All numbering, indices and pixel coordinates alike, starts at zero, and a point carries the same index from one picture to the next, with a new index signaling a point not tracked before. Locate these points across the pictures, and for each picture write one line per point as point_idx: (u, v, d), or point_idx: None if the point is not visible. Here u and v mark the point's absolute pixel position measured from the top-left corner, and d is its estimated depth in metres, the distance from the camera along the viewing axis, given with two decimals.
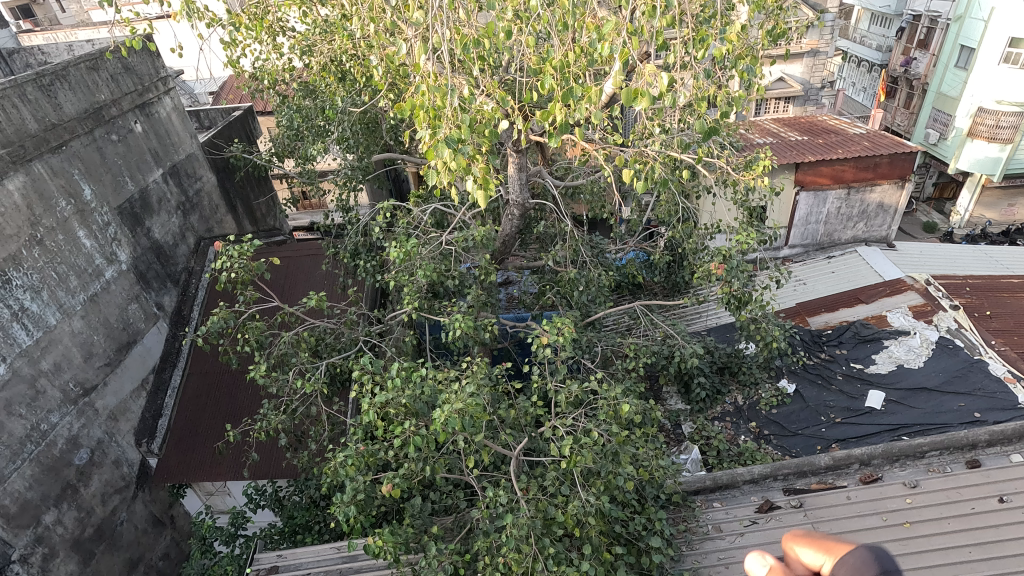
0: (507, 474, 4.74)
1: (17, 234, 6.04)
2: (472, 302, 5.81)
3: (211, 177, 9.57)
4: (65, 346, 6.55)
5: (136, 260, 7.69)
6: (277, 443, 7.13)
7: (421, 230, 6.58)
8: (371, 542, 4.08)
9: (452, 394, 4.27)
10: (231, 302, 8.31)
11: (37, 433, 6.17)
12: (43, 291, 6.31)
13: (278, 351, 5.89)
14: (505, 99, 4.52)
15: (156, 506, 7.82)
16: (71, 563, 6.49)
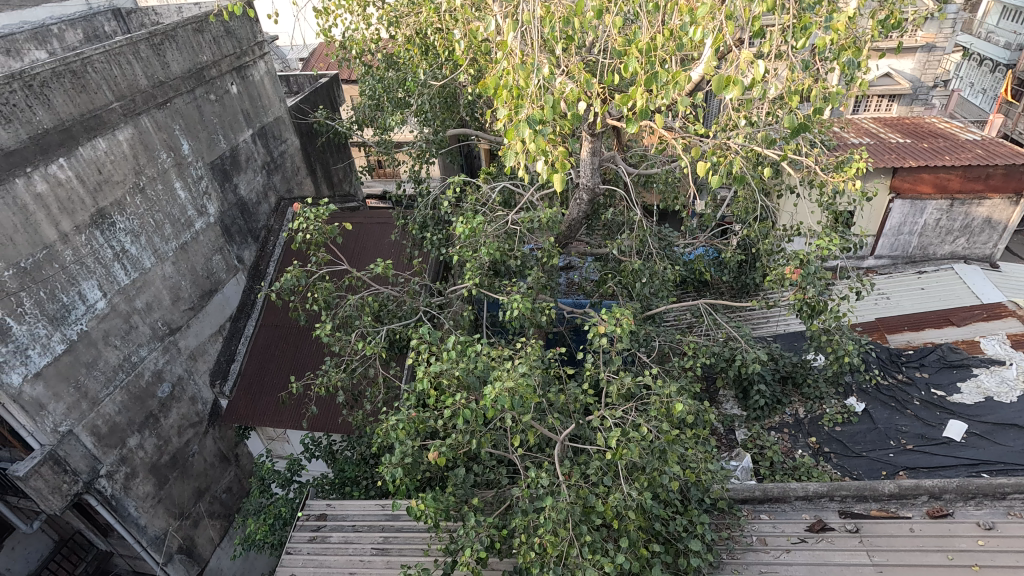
0: (551, 457, 4.78)
1: (123, 181, 6.59)
2: (532, 284, 5.81)
3: (295, 141, 10.02)
4: (156, 288, 7.13)
5: (223, 215, 8.20)
6: (334, 400, 7.45)
7: (489, 207, 6.61)
8: (415, 505, 4.25)
9: (505, 372, 4.31)
10: (304, 261, 8.74)
11: (128, 364, 6.78)
12: (141, 236, 6.86)
13: (343, 313, 6.16)
14: (588, 80, 4.41)
15: (224, 444, 8.46)
16: (148, 485, 7.15)
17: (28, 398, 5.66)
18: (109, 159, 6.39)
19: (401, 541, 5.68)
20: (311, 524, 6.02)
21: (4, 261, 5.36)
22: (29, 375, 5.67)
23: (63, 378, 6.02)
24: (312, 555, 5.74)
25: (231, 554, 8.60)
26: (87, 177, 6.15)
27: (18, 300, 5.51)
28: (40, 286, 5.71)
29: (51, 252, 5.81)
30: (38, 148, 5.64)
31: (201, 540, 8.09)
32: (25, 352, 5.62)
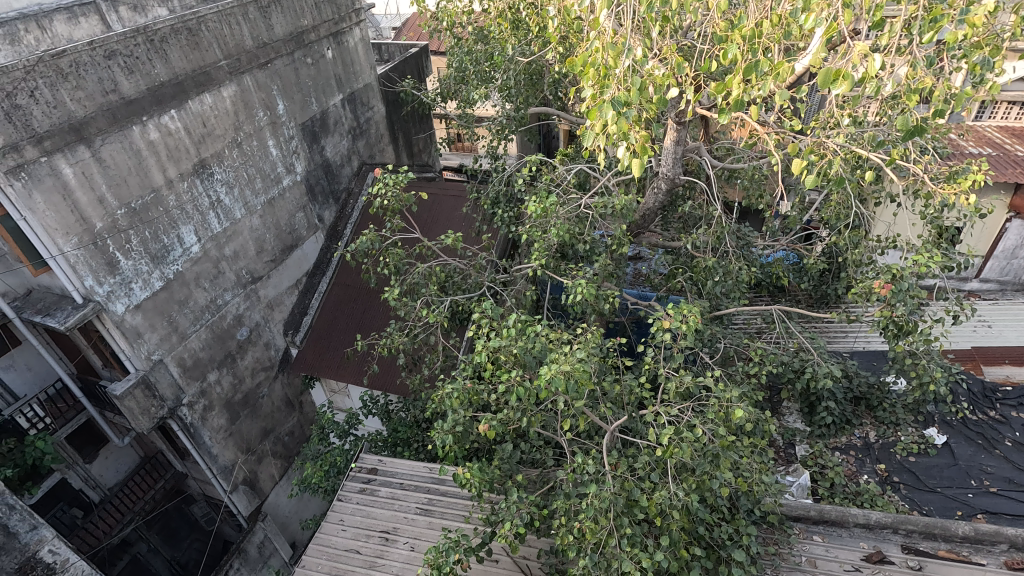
0: (599, 446, 4.76)
1: (223, 135, 7.04)
2: (599, 271, 5.71)
3: (381, 108, 10.30)
4: (244, 238, 7.62)
5: (309, 174, 8.60)
6: (395, 362, 7.83)
7: (563, 189, 6.54)
8: (462, 473, 4.37)
9: (562, 355, 4.31)
10: (379, 226, 9.05)
11: (214, 306, 7.33)
12: (235, 188, 7.32)
13: (410, 280, 6.35)
14: (681, 65, 4.22)
15: (291, 390, 9.03)
16: (222, 418, 7.76)
17: (128, 326, 6.26)
18: (213, 114, 6.83)
19: (444, 505, 5.89)
20: (363, 476, 6.35)
21: (118, 201, 5.90)
22: (131, 306, 6.26)
23: (158, 312, 6.59)
24: (360, 505, 6.08)
25: (288, 493, 9.24)
26: (193, 128, 6.61)
27: (127, 237, 6.06)
28: (145, 226, 6.25)
29: (157, 196, 6.33)
30: (154, 99, 6.11)
31: (264, 475, 8.74)
32: (129, 284, 6.19)
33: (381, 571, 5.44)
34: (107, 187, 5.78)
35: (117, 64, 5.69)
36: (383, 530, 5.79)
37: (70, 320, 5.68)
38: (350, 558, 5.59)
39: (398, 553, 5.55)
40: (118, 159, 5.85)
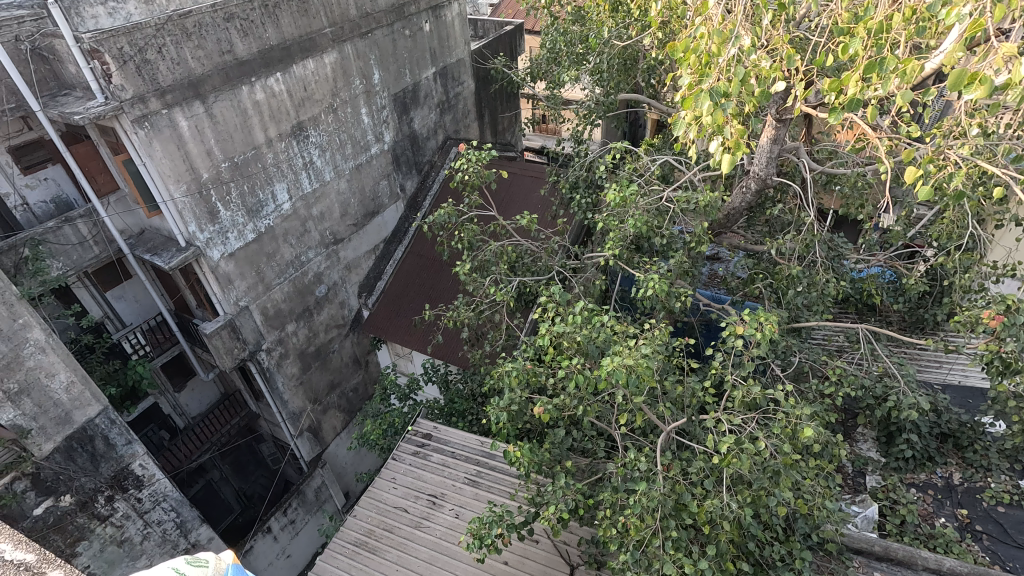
0: (653, 444, 4.68)
1: (321, 100, 7.36)
2: (673, 267, 5.53)
3: (471, 84, 10.39)
4: (331, 200, 7.99)
5: (396, 144, 8.85)
6: (458, 335, 8.04)
7: (645, 180, 6.35)
8: (513, 452, 4.43)
9: (626, 348, 4.23)
10: (457, 200, 9.21)
11: (298, 262, 7.77)
12: (327, 151, 7.67)
13: (482, 257, 6.43)
14: (791, 57, 3.95)
15: (359, 350, 9.47)
16: (295, 367, 8.28)
17: (222, 272, 6.77)
18: (314, 79, 7.15)
19: (491, 479, 6.01)
20: (418, 440, 6.60)
21: (223, 155, 6.34)
22: (226, 253, 6.76)
23: (249, 262, 7.08)
24: (412, 467, 6.33)
25: (347, 445, 9.76)
26: (295, 92, 6.96)
27: (228, 189, 6.52)
28: (244, 181, 6.68)
29: (257, 153, 6.74)
30: (263, 62, 6.48)
31: (327, 425, 9.27)
32: (226, 234, 6.68)
33: (426, 532, 5.66)
34: (215, 141, 6.23)
35: (233, 27, 6.08)
36: (431, 494, 6.01)
37: (174, 260, 6.23)
38: (398, 515, 5.86)
39: (442, 518, 5.75)
40: (227, 116, 6.27)
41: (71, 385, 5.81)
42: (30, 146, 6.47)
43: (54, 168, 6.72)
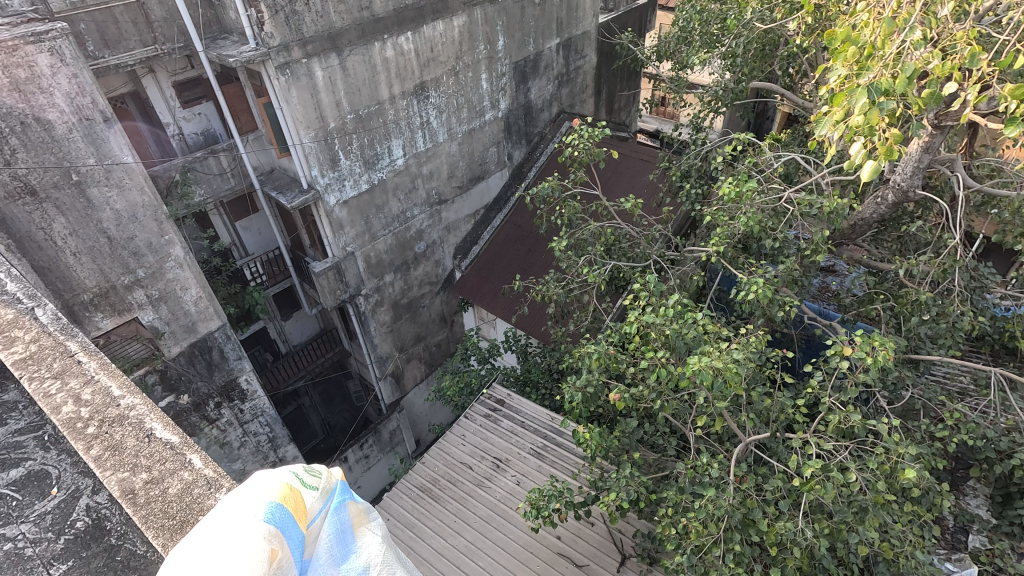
0: (729, 453, 4.49)
1: (445, 62, 7.52)
2: (782, 274, 5.16)
3: (593, 59, 10.14)
4: (441, 161, 8.23)
5: (510, 113, 8.90)
6: (544, 309, 8.08)
7: (766, 176, 5.90)
8: (582, 433, 4.43)
9: (717, 350, 4.03)
10: (562, 176, 9.15)
11: (403, 217, 8.13)
12: (444, 113, 7.87)
13: (579, 235, 6.36)
14: (975, 56, 3.44)
15: (447, 309, 9.82)
16: (387, 316, 8.76)
17: (335, 217, 7.24)
18: (441, 41, 7.31)
19: (556, 455, 6.09)
20: (491, 404, 6.81)
21: (350, 107, 6.71)
22: (340, 200, 7.22)
23: (360, 211, 7.52)
24: (482, 429, 6.56)
25: (424, 396, 10.26)
26: (422, 52, 7.16)
27: (350, 140, 6.91)
28: (365, 133, 7.04)
29: (380, 108, 7.05)
30: (396, 20, 6.72)
31: (408, 375, 9.78)
32: (343, 182, 7.12)
33: (486, 492, 5.88)
34: (344, 93, 6.59)
35: None
36: (496, 457, 6.21)
37: (295, 201, 6.78)
38: (463, 471, 6.13)
39: (504, 482, 5.93)
40: (358, 70, 6.60)
41: (199, 300, 6.56)
42: (190, 82, 7.20)
43: (207, 105, 7.46)
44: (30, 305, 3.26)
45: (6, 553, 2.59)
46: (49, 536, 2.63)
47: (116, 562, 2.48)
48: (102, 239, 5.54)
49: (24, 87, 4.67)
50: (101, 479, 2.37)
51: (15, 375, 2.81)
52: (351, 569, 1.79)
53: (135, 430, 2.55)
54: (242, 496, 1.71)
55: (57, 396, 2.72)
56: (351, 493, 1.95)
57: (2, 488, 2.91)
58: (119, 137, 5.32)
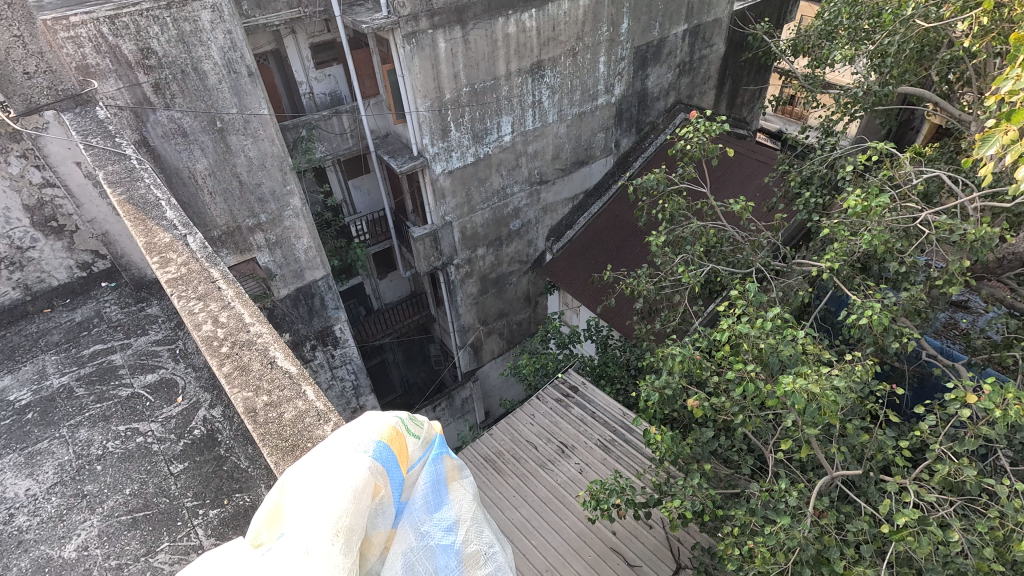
0: (810, 484, 4.18)
1: (566, 42, 7.41)
2: (903, 302, 4.66)
3: (721, 49, 9.58)
4: (547, 142, 8.20)
5: (623, 99, 8.67)
6: (631, 303, 7.86)
7: (901, 193, 5.32)
8: (653, 433, 4.33)
9: (815, 373, 3.70)
10: (670, 169, 8.82)
11: (503, 193, 8.23)
12: (557, 93, 7.80)
13: (680, 233, 6.10)
14: None
15: (533, 289, 9.90)
16: (475, 288, 8.98)
17: (438, 186, 7.48)
18: (565, 20, 7.20)
19: (623, 451, 6.02)
20: (564, 389, 6.85)
21: (466, 80, 6.85)
22: (446, 170, 7.44)
23: (463, 183, 7.70)
24: (552, 412, 6.65)
25: (499, 371, 10.48)
26: (544, 30, 7.11)
27: (462, 113, 7.07)
28: (478, 107, 7.16)
29: (495, 84, 7.13)
30: None
31: (487, 347, 10.01)
32: (450, 152, 7.31)
33: (548, 474, 5.97)
34: (463, 66, 6.72)
35: None
36: (562, 442, 6.29)
37: (404, 166, 7.08)
38: (528, 449, 6.28)
39: (566, 468, 5.98)
40: (479, 44, 6.68)
41: (309, 249, 7.10)
42: (325, 45, 7.69)
43: (336, 67, 7.94)
44: (183, 233, 3.62)
45: (137, 445, 2.99)
46: (171, 437, 3.01)
47: (222, 470, 2.80)
48: (234, 183, 6.10)
49: (187, 39, 5.18)
50: (229, 394, 2.59)
51: (167, 292, 3.14)
52: (443, 519, 1.84)
53: (259, 356, 2.78)
54: (353, 431, 1.83)
55: (199, 315, 3.02)
56: (448, 450, 2.01)
57: (139, 388, 3.35)
58: (259, 91, 5.79)
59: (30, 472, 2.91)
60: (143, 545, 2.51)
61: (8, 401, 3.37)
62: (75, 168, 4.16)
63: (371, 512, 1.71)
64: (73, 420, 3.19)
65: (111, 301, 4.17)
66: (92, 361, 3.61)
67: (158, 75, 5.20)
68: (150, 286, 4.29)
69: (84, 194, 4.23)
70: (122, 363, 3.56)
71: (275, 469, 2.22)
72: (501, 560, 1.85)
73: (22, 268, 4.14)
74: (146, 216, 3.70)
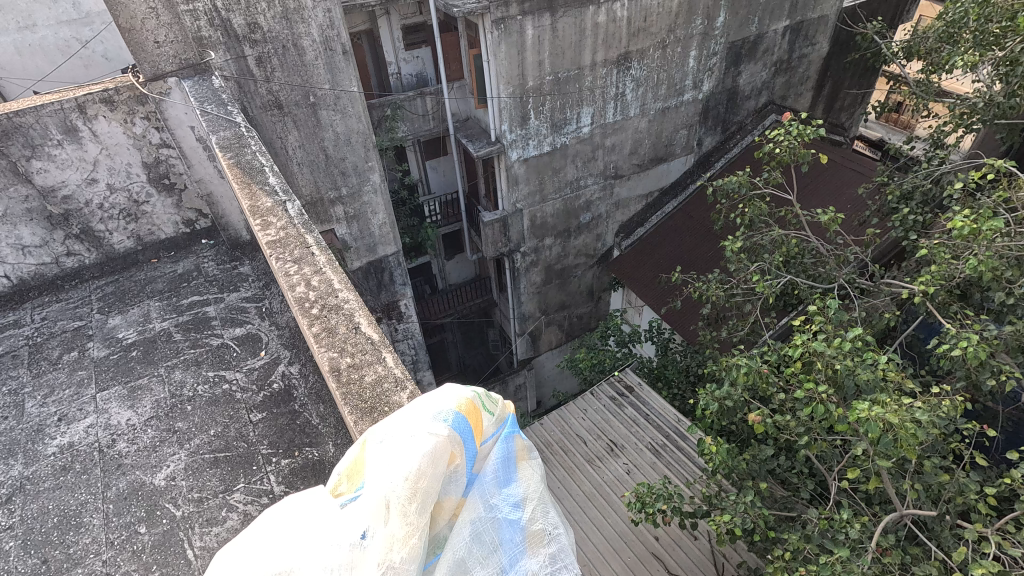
0: (874, 518, 3.91)
1: (656, 34, 7.19)
2: (1005, 338, 4.23)
3: (823, 47, 8.99)
4: (626, 135, 8.04)
5: (711, 95, 8.33)
6: (698, 308, 7.52)
7: (1016, 218, 4.81)
8: (708, 443, 4.20)
9: (895, 402, 3.43)
10: (754, 173, 8.41)
11: (576, 184, 8.17)
12: (642, 87, 7.61)
13: (758, 240, 5.83)
14: None
15: (597, 284, 9.81)
16: (539, 277, 9.00)
17: (513, 172, 7.52)
18: (657, 11, 6.98)
19: (673, 457, 5.94)
20: (619, 388, 6.82)
21: (550, 68, 6.81)
22: (521, 158, 7.46)
23: (537, 171, 7.70)
24: (605, 410, 6.65)
25: (555, 362, 10.49)
26: (634, 21, 6.93)
27: (543, 101, 7.05)
28: (559, 96, 7.11)
29: (579, 74, 7.05)
30: None
31: (545, 337, 10.04)
32: (528, 140, 7.32)
33: (594, 470, 6.00)
34: (549, 54, 6.69)
35: None
36: (612, 440, 6.31)
37: (482, 150, 7.17)
38: (577, 444, 6.34)
39: (614, 466, 5.99)
40: (566, 32, 6.61)
41: (384, 225, 7.37)
42: (416, 27, 7.88)
43: (425, 49, 8.12)
44: (283, 199, 3.83)
45: (223, 391, 3.24)
46: (253, 387, 3.24)
47: (295, 424, 2.99)
48: (321, 155, 6.40)
49: (290, 15, 5.46)
50: (316, 352, 2.72)
51: (267, 253, 3.35)
52: (511, 495, 1.78)
53: (345, 320, 2.90)
54: (432, 398, 1.79)
55: (294, 277, 3.19)
56: (519, 429, 1.94)
57: (228, 339, 3.62)
58: (351, 69, 6.02)
59: (131, 404, 3.23)
60: (222, 483, 2.74)
61: (118, 338, 3.74)
62: (189, 132, 4.49)
63: (445, 479, 1.67)
64: (170, 361, 3.50)
65: (210, 257, 4.52)
66: (189, 310, 3.93)
67: (261, 49, 5.50)
68: (244, 246, 4.60)
69: (195, 156, 4.54)
70: (215, 315, 3.85)
71: (352, 428, 2.32)
72: (564, 542, 1.79)
73: (136, 220, 4.53)
74: (251, 180, 3.96)
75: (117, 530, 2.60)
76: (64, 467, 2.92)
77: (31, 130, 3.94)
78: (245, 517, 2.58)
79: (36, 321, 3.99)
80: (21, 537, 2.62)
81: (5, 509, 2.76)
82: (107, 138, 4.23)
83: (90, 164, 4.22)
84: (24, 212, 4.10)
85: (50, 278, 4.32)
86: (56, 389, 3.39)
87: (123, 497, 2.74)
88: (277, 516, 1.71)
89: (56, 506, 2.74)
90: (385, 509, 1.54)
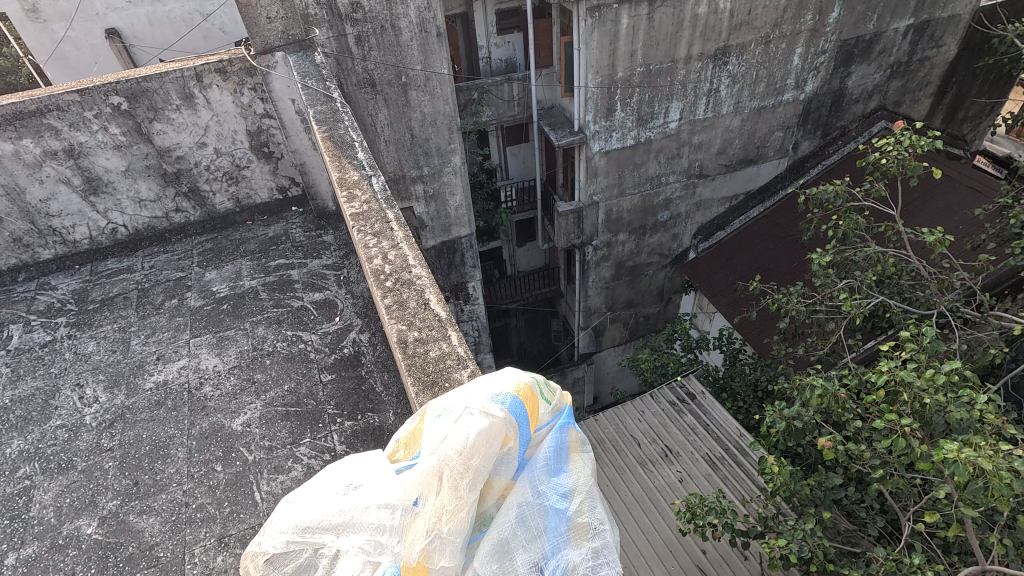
0: (950, 569, 3.55)
1: (760, 28, 6.80)
2: None
3: (951, 50, 8.17)
4: (715, 134, 7.71)
5: (815, 96, 7.80)
6: (775, 321, 6.97)
7: None
8: (770, 463, 4.01)
9: (990, 447, 3.08)
10: (854, 183, 7.82)
11: (657, 181, 7.94)
12: (738, 84, 7.25)
13: (850, 255, 5.40)
14: None
15: (668, 284, 9.54)
16: (609, 273, 8.88)
17: (592, 164, 7.43)
18: (764, 4, 6.59)
19: (731, 472, 5.74)
20: (681, 394, 6.63)
21: (642, 60, 6.63)
22: (603, 149, 7.33)
23: (618, 164, 7.55)
24: (663, 414, 6.52)
25: (616, 360, 10.34)
26: (738, 14, 6.58)
27: (632, 93, 6.89)
28: (649, 89, 6.92)
29: (672, 67, 6.81)
30: None
31: (609, 334, 9.90)
32: (611, 132, 7.19)
33: (646, 474, 5.93)
34: (642, 45, 6.51)
35: None
36: (668, 446, 6.18)
37: (563, 139, 7.11)
38: (631, 445, 6.28)
39: (667, 473, 5.89)
40: (663, 22, 6.39)
41: (460, 206, 7.52)
42: (511, 12, 7.89)
43: (517, 35, 8.13)
44: (369, 173, 3.99)
45: (299, 350, 3.46)
46: (326, 350, 3.44)
47: (361, 389, 3.14)
48: (408, 134, 6.59)
49: None
50: (386, 323, 2.84)
51: (349, 225, 3.50)
52: (560, 485, 1.75)
53: (416, 296, 2.98)
54: (494, 378, 1.83)
55: (372, 250, 3.32)
56: (575, 421, 1.93)
57: (307, 303, 3.84)
58: (443, 50, 6.14)
59: (218, 352, 3.52)
60: (290, 435, 2.93)
61: (212, 291, 4.07)
62: (290, 104, 4.71)
63: (497, 459, 1.71)
64: (255, 318, 3.76)
65: (297, 224, 4.79)
66: (275, 272, 4.20)
67: (362, 28, 5.73)
68: (329, 217, 4.84)
69: (293, 128, 4.77)
70: (298, 279, 4.09)
71: (414, 399, 2.41)
72: (611, 541, 1.70)
73: (237, 183, 4.88)
74: (342, 154, 4.15)
75: (197, 465, 2.86)
76: (158, 402, 3.24)
77: (156, 95, 4.33)
78: (309, 470, 2.75)
79: (145, 268, 4.41)
80: (118, 459, 2.94)
81: (107, 432, 3.10)
82: (218, 106, 4.56)
83: (202, 129, 4.58)
84: (143, 168, 4.52)
85: (160, 231, 4.76)
86: (156, 331, 3.75)
87: (205, 436, 2.99)
88: (341, 463, 1.83)
89: (149, 436, 3.04)
90: (436, 480, 1.61)
